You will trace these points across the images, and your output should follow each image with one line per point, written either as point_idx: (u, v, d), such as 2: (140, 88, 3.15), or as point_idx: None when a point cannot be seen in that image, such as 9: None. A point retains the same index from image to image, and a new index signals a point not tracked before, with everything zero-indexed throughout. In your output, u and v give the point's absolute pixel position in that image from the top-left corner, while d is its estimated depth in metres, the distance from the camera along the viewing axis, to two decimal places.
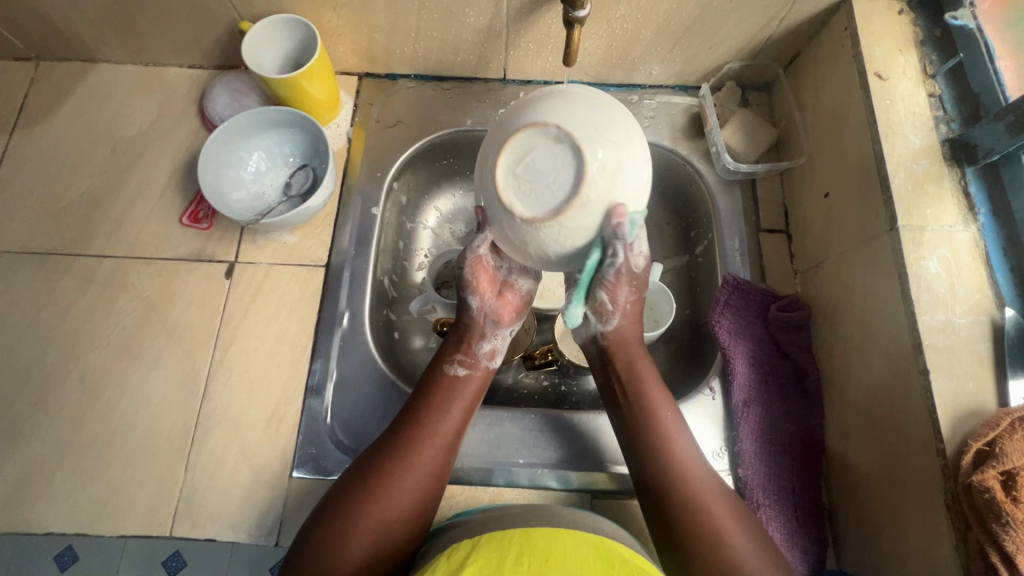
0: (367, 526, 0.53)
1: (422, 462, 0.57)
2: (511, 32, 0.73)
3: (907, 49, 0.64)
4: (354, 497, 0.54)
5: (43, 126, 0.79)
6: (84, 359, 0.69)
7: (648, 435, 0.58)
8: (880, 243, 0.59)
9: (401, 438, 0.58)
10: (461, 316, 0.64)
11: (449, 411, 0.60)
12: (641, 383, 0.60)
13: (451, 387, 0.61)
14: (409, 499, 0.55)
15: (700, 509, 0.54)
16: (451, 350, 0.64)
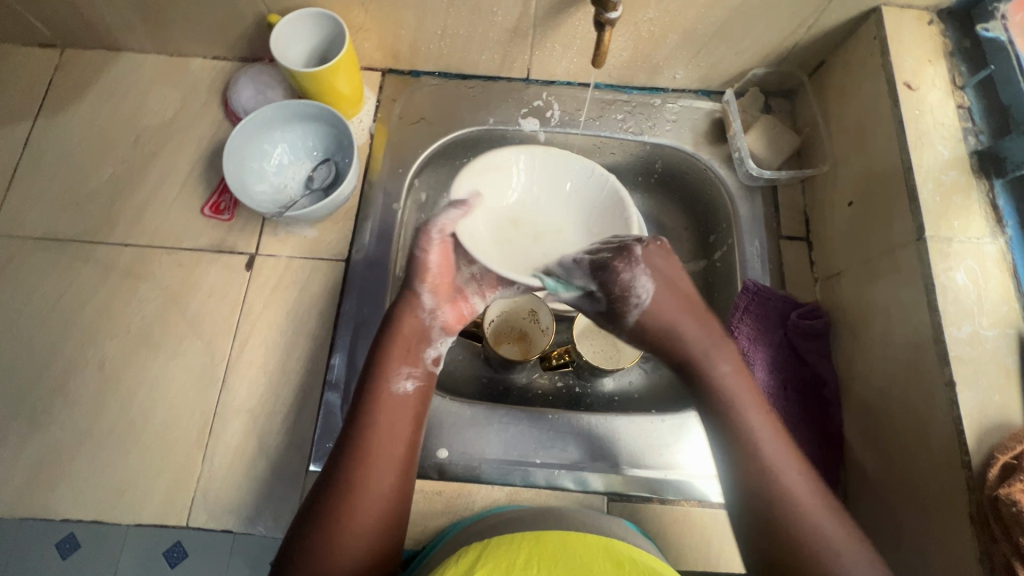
0: (346, 555, 0.50)
1: (377, 484, 0.53)
2: (538, 32, 0.73)
3: (936, 59, 0.64)
4: (325, 525, 0.51)
5: (67, 113, 0.79)
6: (103, 347, 0.69)
7: (743, 433, 0.53)
8: (905, 253, 0.59)
9: (354, 461, 0.53)
10: (406, 312, 0.60)
11: (395, 433, 0.55)
12: (724, 381, 0.56)
13: (393, 399, 0.56)
14: (381, 521, 0.52)
15: (807, 514, 0.50)
16: (393, 361, 0.58)
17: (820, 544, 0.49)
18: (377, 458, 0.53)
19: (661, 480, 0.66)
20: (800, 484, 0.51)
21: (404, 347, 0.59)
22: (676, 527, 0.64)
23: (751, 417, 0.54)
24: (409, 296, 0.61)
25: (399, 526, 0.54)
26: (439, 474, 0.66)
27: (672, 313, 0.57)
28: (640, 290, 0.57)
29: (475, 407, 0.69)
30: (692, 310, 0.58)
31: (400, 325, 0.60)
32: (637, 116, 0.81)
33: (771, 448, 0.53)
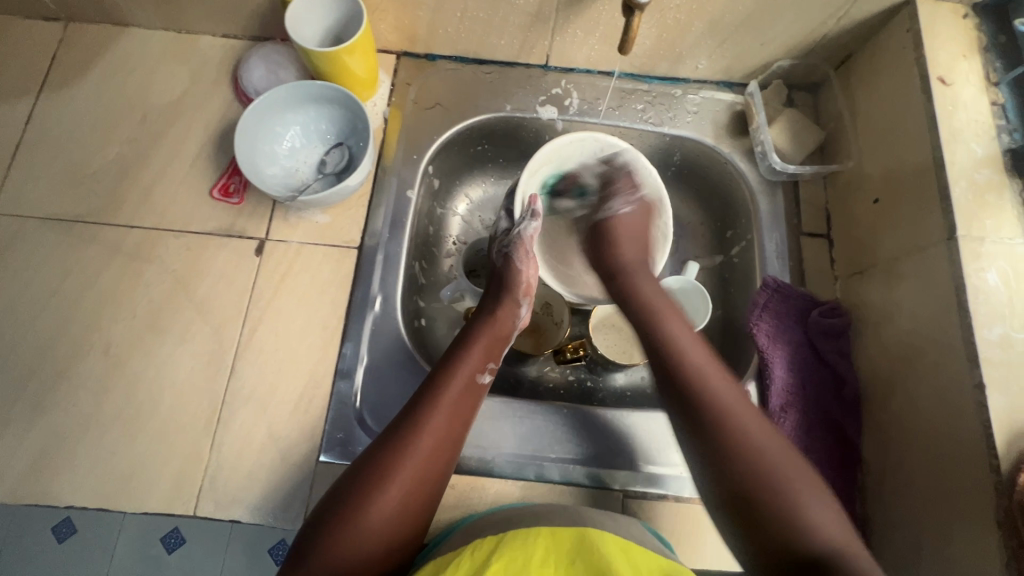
0: (382, 517, 0.50)
1: (437, 454, 0.54)
2: (561, 17, 0.70)
3: (971, 55, 0.63)
4: (372, 484, 0.50)
5: (71, 90, 0.76)
6: (107, 330, 0.67)
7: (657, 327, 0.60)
8: (935, 253, 0.58)
9: (419, 427, 0.54)
10: (501, 308, 0.65)
11: (463, 413, 0.56)
12: (676, 332, 0.59)
13: (475, 385, 0.58)
14: (425, 493, 0.52)
15: (732, 413, 0.53)
16: (478, 352, 0.61)
17: (762, 467, 0.49)
18: (444, 429, 0.54)
19: (677, 477, 0.65)
20: (744, 414, 0.53)
21: (492, 341, 0.63)
22: (691, 527, 0.63)
23: (695, 361, 0.57)
24: (509, 301, 0.66)
25: (433, 506, 0.54)
26: (452, 467, 0.65)
27: (631, 259, 0.68)
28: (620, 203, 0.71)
29: (490, 400, 0.68)
30: (639, 261, 0.68)
31: (494, 321, 0.64)
32: (657, 106, 0.80)
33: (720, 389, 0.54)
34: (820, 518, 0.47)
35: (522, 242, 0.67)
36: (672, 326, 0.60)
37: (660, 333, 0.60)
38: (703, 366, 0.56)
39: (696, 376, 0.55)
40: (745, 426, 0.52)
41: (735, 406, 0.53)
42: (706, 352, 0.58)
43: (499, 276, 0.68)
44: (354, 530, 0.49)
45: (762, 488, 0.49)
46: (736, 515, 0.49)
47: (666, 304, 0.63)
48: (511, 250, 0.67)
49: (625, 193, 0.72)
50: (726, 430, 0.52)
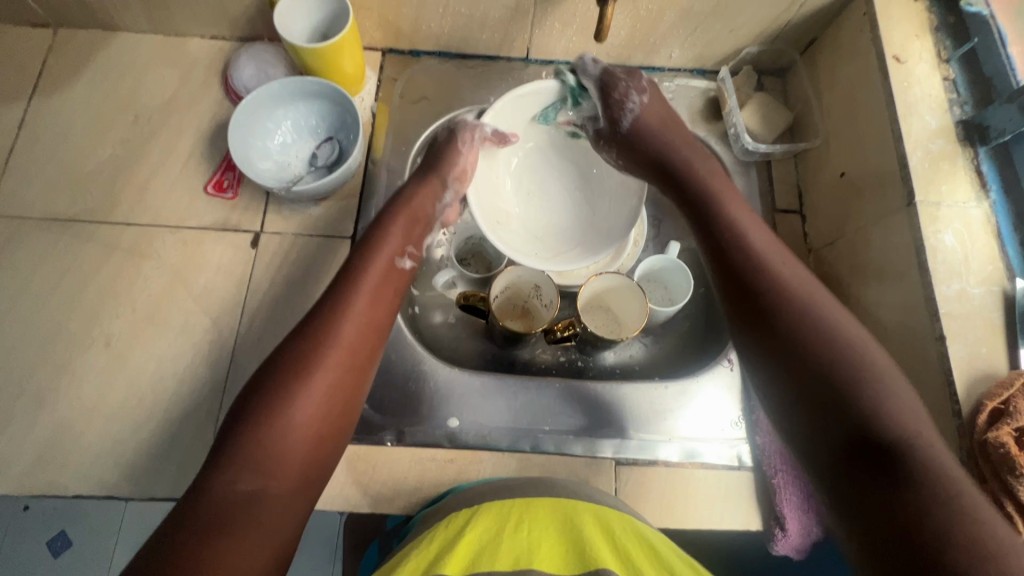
0: (312, 389, 0.50)
1: (366, 329, 0.55)
2: (539, 10, 0.74)
3: (923, 34, 0.67)
4: (299, 361, 0.51)
5: (63, 93, 0.78)
6: (109, 324, 0.69)
7: (710, 205, 0.62)
8: (897, 219, 0.62)
9: (337, 302, 0.55)
10: (420, 201, 0.69)
11: (378, 287, 0.58)
12: (741, 223, 0.58)
13: (393, 266, 0.61)
14: (352, 364, 0.53)
15: (772, 267, 0.54)
16: (395, 238, 0.63)
17: (823, 327, 0.49)
18: (367, 305, 0.56)
19: (665, 443, 0.68)
20: (842, 320, 0.49)
21: (409, 229, 0.66)
22: (680, 489, 0.66)
23: (770, 261, 0.54)
24: (427, 184, 0.70)
25: (365, 380, 0.54)
26: (450, 442, 0.67)
27: (656, 119, 0.71)
28: (633, 101, 0.71)
29: (484, 377, 0.70)
30: (694, 152, 0.69)
31: (409, 205, 0.68)
32: None
33: (796, 283, 0.52)
34: (866, 361, 0.47)
35: (467, 132, 0.73)
36: (732, 211, 0.60)
37: (729, 228, 0.58)
38: (751, 236, 0.57)
39: (741, 243, 0.56)
40: (806, 296, 0.51)
41: (784, 274, 0.53)
42: (778, 245, 0.57)
43: (437, 158, 0.73)
44: (285, 400, 0.49)
45: (840, 355, 0.47)
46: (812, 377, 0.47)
47: (726, 184, 0.65)
48: (458, 124, 0.74)
49: (637, 89, 0.72)
50: (819, 342, 0.48)
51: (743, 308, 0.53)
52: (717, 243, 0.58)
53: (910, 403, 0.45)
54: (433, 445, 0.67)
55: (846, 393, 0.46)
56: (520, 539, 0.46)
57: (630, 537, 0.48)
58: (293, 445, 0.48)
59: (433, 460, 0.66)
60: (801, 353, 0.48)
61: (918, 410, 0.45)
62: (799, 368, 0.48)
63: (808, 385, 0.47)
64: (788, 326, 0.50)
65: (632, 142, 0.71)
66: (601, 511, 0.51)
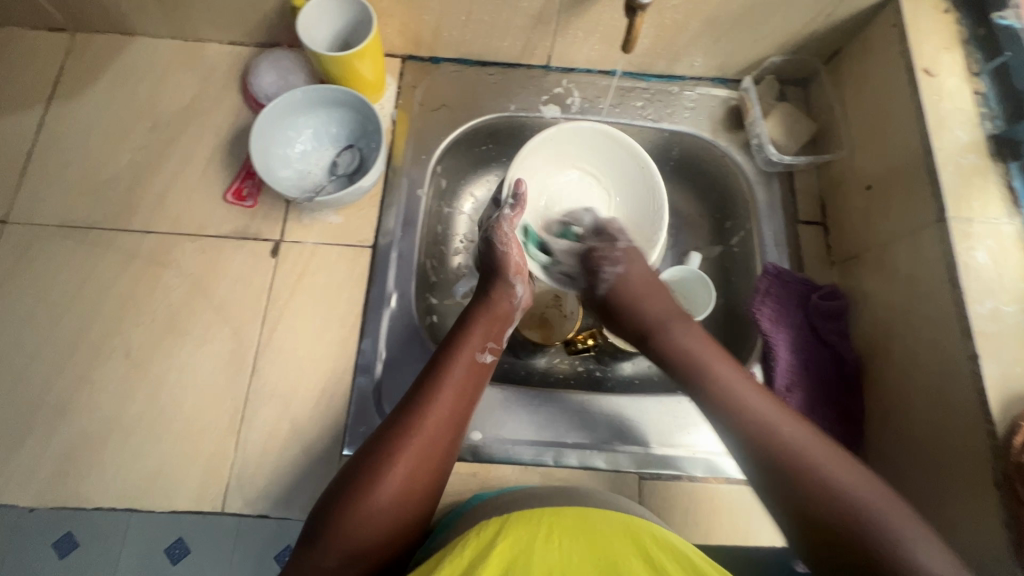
0: (392, 488, 0.51)
1: (444, 428, 0.55)
2: (562, 18, 0.73)
3: (953, 47, 0.66)
4: (381, 457, 0.52)
5: (82, 99, 0.77)
6: (129, 334, 0.68)
7: (668, 331, 0.65)
8: (927, 235, 0.61)
9: (419, 401, 0.56)
10: (498, 291, 0.67)
11: (457, 385, 0.58)
12: (709, 358, 0.61)
13: (476, 363, 0.61)
14: (432, 466, 0.54)
15: (738, 394, 0.58)
16: (476, 333, 0.63)
17: (802, 456, 0.52)
18: (448, 405, 0.56)
19: (689, 458, 0.67)
20: (822, 450, 0.52)
21: (491, 322, 0.65)
22: (704, 504, 0.66)
23: (737, 389, 0.58)
24: (503, 282, 0.67)
25: (441, 479, 0.55)
26: (472, 455, 0.66)
27: (637, 284, 0.69)
28: (608, 269, 0.70)
29: (505, 389, 0.70)
30: (672, 314, 0.66)
31: (491, 303, 0.66)
32: (656, 103, 0.83)
33: (757, 403, 0.57)
34: (855, 492, 0.50)
35: (502, 225, 0.69)
36: (694, 340, 0.63)
37: (698, 356, 0.62)
38: (713, 361, 0.61)
39: (708, 369, 0.60)
40: (766, 414, 0.55)
41: (747, 392, 0.58)
42: (739, 372, 0.60)
43: (487, 262, 0.68)
44: (369, 498, 0.50)
45: (822, 487, 0.50)
46: (807, 517, 0.50)
47: (688, 317, 0.67)
48: (493, 234, 0.68)
49: (611, 256, 0.70)
50: (785, 462, 0.52)
51: (733, 437, 0.56)
52: (685, 367, 0.62)
53: (914, 532, 0.47)
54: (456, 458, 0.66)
55: (846, 522, 0.48)
56: (552, 552, 0.46)
57: (661, 550, 0.47)
58: (370, 537, 0.50)
59: (455, 473, 0.65)
60: (788, 476, 0.52)
61: (925, 536, 0.47)
62: (793, 497, 0.51)
63: (811, 513, 0.50)
64: (771, 452, 0.53)
65: (615, 308, 0.69)
66: (636, 526, 0.50)
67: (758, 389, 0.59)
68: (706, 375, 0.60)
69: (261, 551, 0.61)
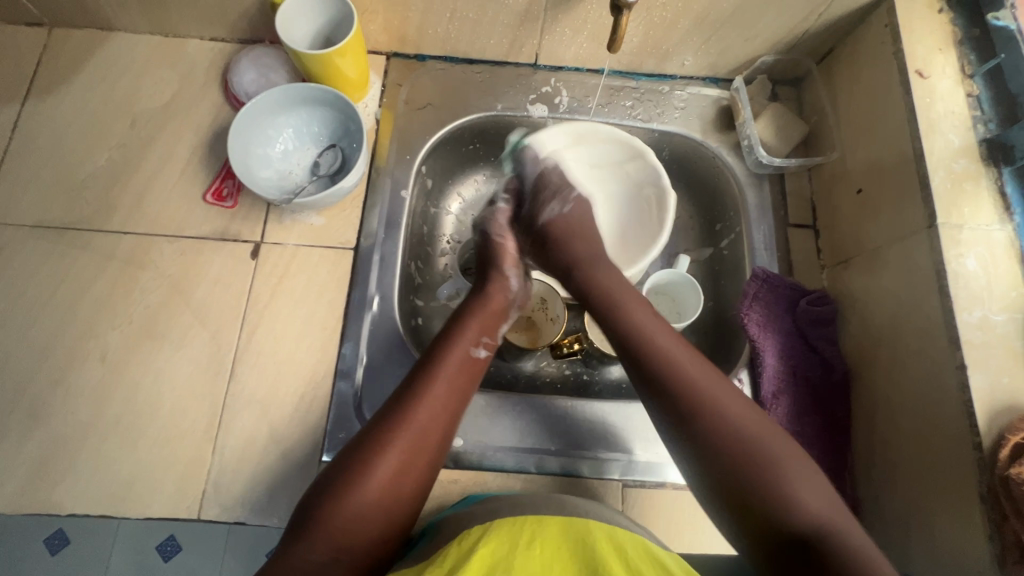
0: (377, 487, 0.50)
1: (434, 426, 0.54)
2: (549, 16, 0.71)
3: (947, 48, 0.65)
4: (370, 455, 0.51)
5: (58, 96, 0.76)
6: (105, 337, 0.67)
7: (608, 307, 0.61)
8: (917, 241, 0.60)
9: (411, 397, 0.54)
10: (494, 284, 0.65)
11: (450, 383, 0.56)
12: (650, 333, 0.57)
13: (471, 358, 0.58)
14: (421, 463, 0.52)
15: (669, 359, 0.55)
16: (470, 327, 0.61)
17: (721, 420, 0.51)
18: (440, 402, 0.54)
19: (674, 465, 0.67)
20: (736, 408, 0.52)
21: (488, 316, 0.63)
22: (688, 511, 0.65)
23: (682, 367, 0.54)
24: (498, 276, 0.66)
25: (430, 478, 0.54)
26: (454, 462, 0.66)
27: (576, 225, 0.69)
28: (557, 204, 0.70)
29: (489, 395, 0.69)
30: (596, 256, 0.67)
31: (488, 296, 0.64)
32: (646, 103, 0.81)
33: (688, 365, 0.54)
34: (761, 445, 0.50)
35: (498, 218, 0.70)
36: (637, 314, 0.59)
37: (623, 315, 0.59)
38: (647, 325, 0.58)
39: (632, 328, 0.58)
40: (694, 378, 0.53)
41: (668, 354, 0.55)
42: (657, 320, 0.59)
43: (483, 254, 0.69)
44: (355, 496, 0.49)
45: (741, 448, 0.50)
46: (729, 482, 0.49)
47: (626, 284, 0.63)
48: (487, 225, 0.70)
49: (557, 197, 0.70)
50: (732, 449, 0.50)
51: (654, 399, 0.54)
52: (611, 328, 0.60)
53: (817, 490, 0.48)
54: None
55: (748, 478, 0.49)
56: (532, 563, 0.45)
57: (647, 562, 0.46)
58: (360, 538, 0.49)
59: (437, 481, 0.65)
60: (710, 442, 0.51)
61: (820, 493, 0.48)
62: (712, 461, 0.50)
63: (727, 476, 0.50)
64: (706, 429, 0.51)
65: (546, 243, 0.69)
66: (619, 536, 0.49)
67: (694, 355, 0.56)
68: (650, 355, 0.56)
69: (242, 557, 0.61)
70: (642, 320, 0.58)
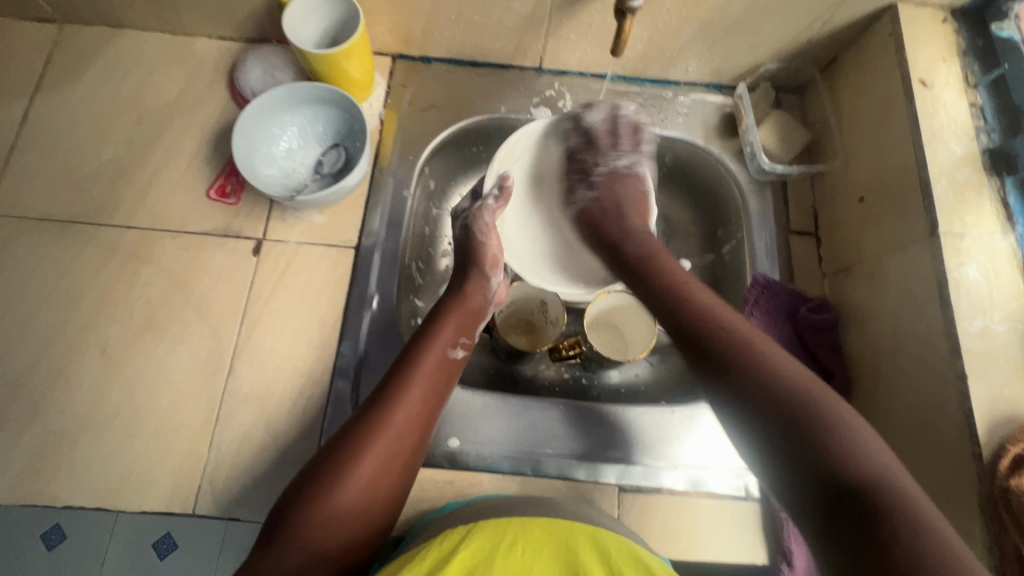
0: (355, 489, 0.50)
1: (412, 425, 0.55)
2: (554, 20, 0.72)
3: (950, 58, 0.65)
4: (349, 455, 0.51)
5: (66, 91, 0.77)
6: (105, 330, 0.67)
7: (642, 261, 0.66)
8: (918, 250, 0.60)
9: (389, 396, 0.55)
10: (473, 285, 0.67)
11: (427, 383, 0.57)
12: (711, 308, 0.55)
13: (447, 358, 0.60)
14: (399, 464, 0.53)
15: (714, 313, 0.54)
16: (448, 326, 0.62)
17: (763, 363, 0.48)
18: (419, 402, 0.56)
19: (670, 471, 0.66)
20: (790, 363, 0.48)
21: (464, 316, 0.64)
22: (684, 519, 0.65)
23: (739, 326, 0.52)
24: (478, 276, 0.67)
25: (408, 478, 0.55)
26: (449, 463, 0.66)
27: (610, 203, 0.74)
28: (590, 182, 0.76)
29: (486, 396, 0.69)
30: (644, 228, 0.71)
31: (465, 296, 0.66)
32: (649, 108, 0.81)
33: (720, 313, 0.54)
34: (804, 388, 0.46)
35: (483, 215, 0.70)
36: (701, 297, 0.57)
37: (665, 280, 0.61)
38: (696, 293, 0.58)
39: (694, 307, 0.56)
40: (746, 337, 0.51)
41: (727, 327, 0.52)
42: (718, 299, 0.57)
43: (464, 250, 0.70)
44: (332, 497, 0.50)
45: (792, 393, 0.46)
46: (780, 420, 0.45)
47: (661, 251, 0.67)
48: (471, 222, 0.70)
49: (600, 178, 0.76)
50: (779, 401, 0.46)
51: (693, 355, 0.53)
52: (661, 295, 0.60)
53: (881, 443, 0.43)
54: (433, 465, 0.65)
55: (805, 422, 0.44)
56: (513, 564, 0.45)
57: (629, 564, 0.46)
58: (336, 538, 0.49)
59: (433, 482, 0.64)
60: (751, 385, 0.47)
61: (881, 446, 0.43)
62: (759, 407, 0.46)
63: (776, 412, 0.45)
64: (751, 375, 0.48)
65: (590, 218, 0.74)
66: (602, 538, 0.48)
67: (733, 309, 0.55)
68: (714, 332, 0.52)
69: (240, 553, 0.61)
70: (704, 299, 0.56)
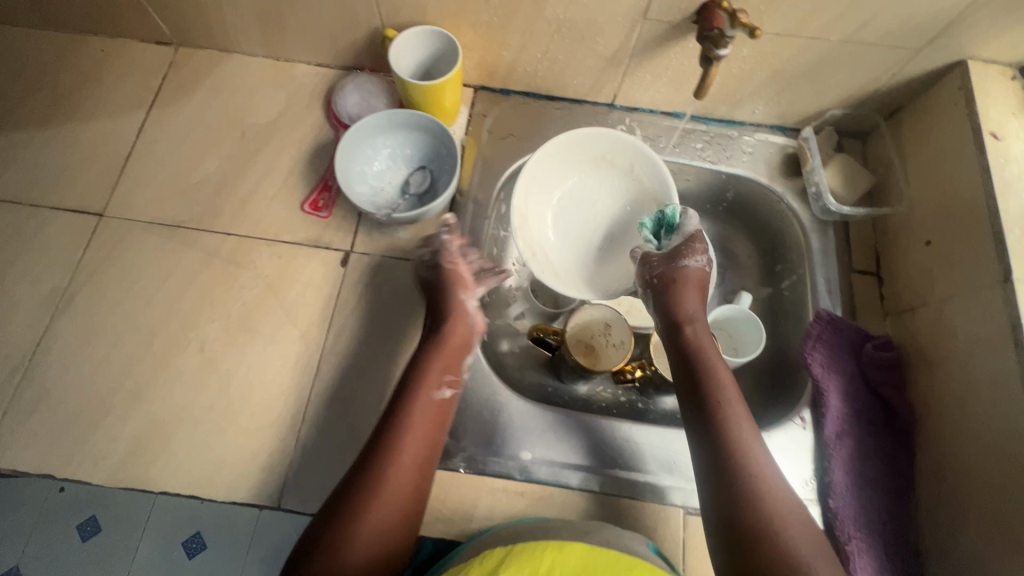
0: (365, 538, 0.53)
1: (410, 471, 0.57)
2: (634, 61, 0.76)
3: (1019, 113, 0.68)
4: (353, 510, 0.54)
5: (178, 107, 0.84)
6: (204, 328, 0.72)
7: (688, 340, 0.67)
8: (990, 295, 0.62)
9: (384, 447, 0.58)
10: (455, 322, 0.68)
11: (416, 428, 0.60)
12: (722, 390, 0.62)
13: (434, 399, 0.62)
14: (400, 510, 0.56)
15: (727, 402, 0.61)
16: (433, 366, 0.64)
17: (751, 482, 0.56)
18: (412, 447, 0.58)
19: None
20: (769, 474, 0.57)
21: (448, 353, 0.66)
22: None
23: (734, 411, 0.60)
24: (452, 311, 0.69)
25: (413, 521, 0.57)
26: (521, 475, 0.68)
27: (693, 287, 0.70)
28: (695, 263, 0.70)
29: (556, 412, 0.71)
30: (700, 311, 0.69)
31: (444, 335, 0.67)
32: (715, 146, 0.85)
33: (736, 413, 0.60)
34: (782, 518, 0.54)
35: (446, 245, 0.71)
36: (717, 365, 0.64)
37: (705, 364, 0.64)
38: (721, 382, 0.63)
39: (710, 375, 0.63)
40: (742, 433, 0.59)
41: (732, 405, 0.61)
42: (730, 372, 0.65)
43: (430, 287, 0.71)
44: (346, 550, 0.52)
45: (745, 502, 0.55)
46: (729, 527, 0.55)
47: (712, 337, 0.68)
48: (437, 256, 0.71)
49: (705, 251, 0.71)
50: (757, 521, 0.54)
51: (705, 450, 0.59)
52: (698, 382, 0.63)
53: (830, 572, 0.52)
54: (505, 475, 0.68)
55: (744, 518, 0.54)
56: None
57: None
58: None
59: (505, 491, 0.67)
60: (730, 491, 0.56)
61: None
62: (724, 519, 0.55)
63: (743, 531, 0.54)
64: (741, 473, 0.57)
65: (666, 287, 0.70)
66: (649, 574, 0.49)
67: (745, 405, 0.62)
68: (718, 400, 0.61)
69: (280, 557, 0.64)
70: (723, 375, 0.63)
